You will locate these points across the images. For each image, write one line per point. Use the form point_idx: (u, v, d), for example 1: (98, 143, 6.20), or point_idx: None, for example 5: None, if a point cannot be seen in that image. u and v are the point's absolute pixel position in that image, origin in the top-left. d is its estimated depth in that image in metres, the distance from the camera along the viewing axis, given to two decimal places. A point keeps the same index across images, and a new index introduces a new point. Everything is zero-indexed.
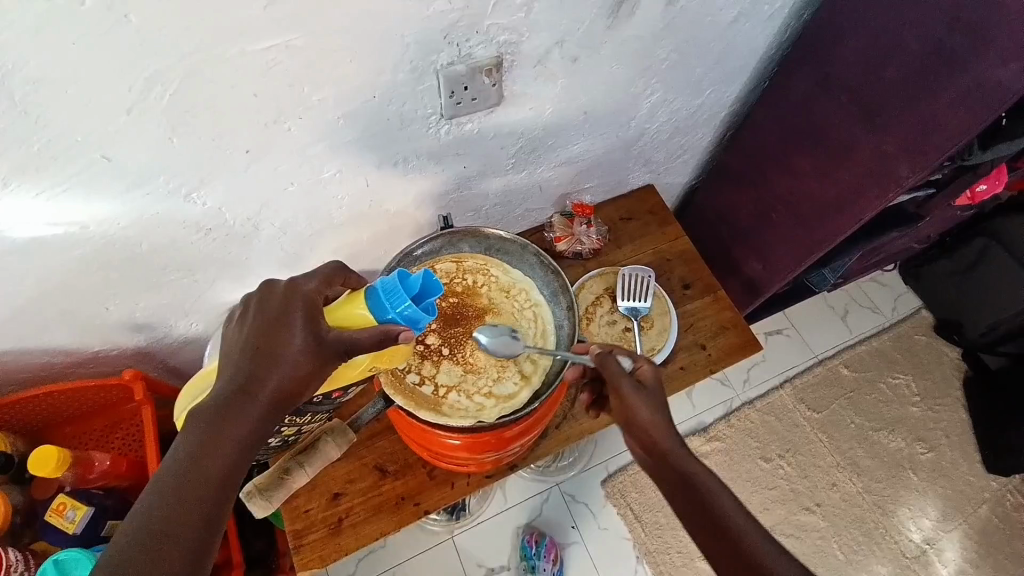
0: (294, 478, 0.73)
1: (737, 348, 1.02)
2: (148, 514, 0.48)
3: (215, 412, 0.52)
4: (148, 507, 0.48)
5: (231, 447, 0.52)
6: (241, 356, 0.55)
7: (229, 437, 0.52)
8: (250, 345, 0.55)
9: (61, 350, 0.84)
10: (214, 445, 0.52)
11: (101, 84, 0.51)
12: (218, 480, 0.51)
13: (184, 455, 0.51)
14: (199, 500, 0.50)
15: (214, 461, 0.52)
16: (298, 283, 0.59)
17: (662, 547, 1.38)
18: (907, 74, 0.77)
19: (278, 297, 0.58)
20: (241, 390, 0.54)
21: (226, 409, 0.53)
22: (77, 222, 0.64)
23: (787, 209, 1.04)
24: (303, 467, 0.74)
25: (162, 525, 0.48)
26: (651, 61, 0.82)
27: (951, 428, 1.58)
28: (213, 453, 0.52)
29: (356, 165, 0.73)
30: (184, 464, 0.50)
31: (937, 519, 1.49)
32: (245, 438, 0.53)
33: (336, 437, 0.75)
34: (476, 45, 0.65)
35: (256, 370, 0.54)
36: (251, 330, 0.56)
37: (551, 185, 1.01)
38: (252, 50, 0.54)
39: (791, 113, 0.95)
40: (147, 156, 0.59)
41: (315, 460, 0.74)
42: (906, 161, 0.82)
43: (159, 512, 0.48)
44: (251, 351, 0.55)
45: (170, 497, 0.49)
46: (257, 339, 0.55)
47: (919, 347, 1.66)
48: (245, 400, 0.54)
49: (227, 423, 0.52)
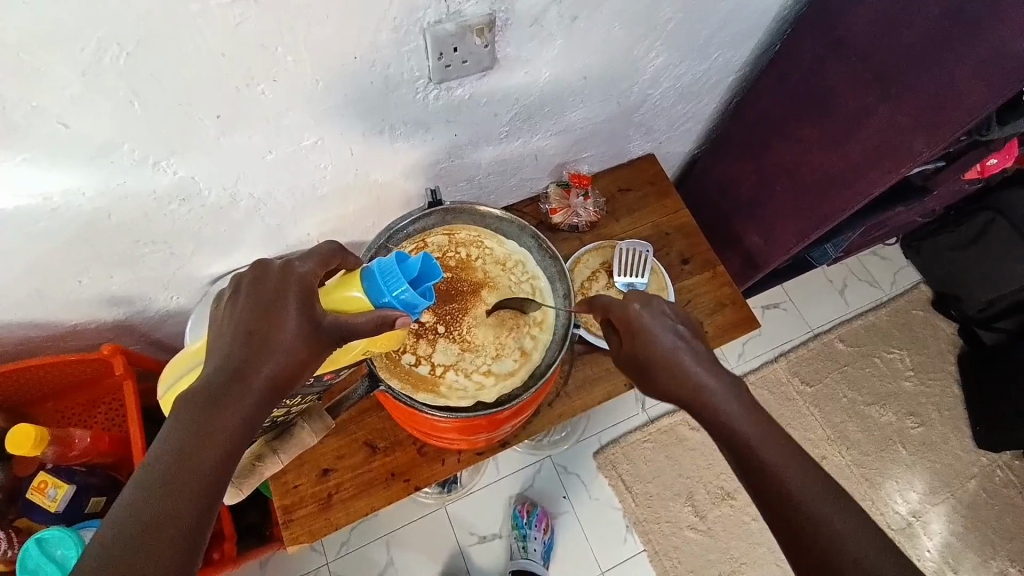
0: (265, 465, 0.70)
1: (736, 326, 1.00)
2: (139, 508, 0.44)
3: (205, 399, 0.49)
4: (136, 501, 0.45)
5: (226, 439, 0.49)
6: (232, 340, 0.52)
7: (222, 428, 0.49)
8: (243, 329, 0.52)
9: (35, 324, 0.80)
10: (207, 436, 0.48)
11: (45, 44, 0.46)
12: (212, 473, 0.47)
13: (172, 446, 0.47)
14: (191, 495, 0.46)
15: (206, 452, 0.48)
16: (292, 266, 0.57)
17: (652, 516, 1.40)
18: (927, 40, 0.72)
19: (272, 279, 0.55)
20: (232, 378, 0.51)
21: (217, 398, 0.49)
22: (40, 195, 0.60)
23: (791, 182, 1.00)
24: (276, 454, 0.71)
25: (154, 519, 0.44)
26: (656, 21, 0.76)
27: (942, 403, 1.59)
28: (204, 446, 0.48)
29: (339, 132, 0.68)
30: (172, 458, 0.46)
31: (924, 492, 1.51)
32: (238, 428, 0.49)
33: (312, 423, 0.72)
34: (466, 1, 0.59)
35: (249, 358, 0.51)
36: (244, 313, 0.53)
37: (548, 154, 0.96)
38: (216, 6, 0.49)
39: (799, 80, 0.90)
40: (109, 125, 0.55)
41: (289, 447, 0.71)
42: (921, 135, 0.78)
43: (146, 507, 0.44)
44: (243, 337, 0.52)
45: (157, 490, 0.45)
46: (249, 324, 0.53)
47: (916, 321, 1.65)
48: (241, 388, 0.50)
49: (219, 413, 0.49)
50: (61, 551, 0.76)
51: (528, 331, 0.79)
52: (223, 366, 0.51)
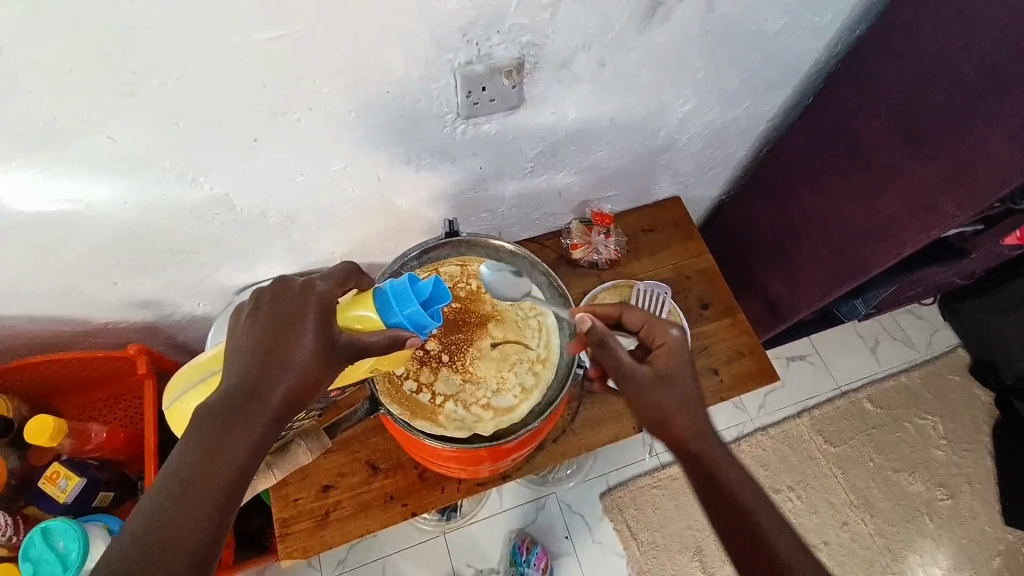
0: (257, 478, 0.73)
1: (753, 376, 0.98)
2: (157, 519, 0.47)
3: (220, 416, 0.51)
4: (154, 512, 0.47)
5: (238, 454, 0.51)
6: (250, 356, 0.54)
7: (237, 443, 0.51)
8: (261, 347, 0.54)
9: (70, 319, 0.85)
10: (222, 451, 0.50)
11: (102, 67, 0.50)
12: (226, 485, 0.50)
13: (188, 460, 0.49)
14: (209, 503, 0.49)
15: (222, 468, 0.50)
16: (312, 283, 0.58)
17: (656, 567, 1.35)
18: (964, 107, 0.71)
19: (294, 293, 0.57)
20: (247, 396, 0.52)
21: (235, 415, 0.51)
22: (83, 201, 0.64)
23: (818, 236, 0.99)
24: (269, 469, 0.73)
25: (172, 529, 0.47)
26: (685, 70, 0.78)
27: (976, 476, 1.50)
28: (220, 461, 0.50)
29: (366, 158, 0.71)
30: (188, 473, 0.49)
31: (948, 569, 1.42)
32: (251, 446, 0.52)
33: (309, 442, 0.75)
34: (496, 45, 0.62)
35: (264, 376, 0.53)
36: (263, 329, 0.55)
37: (572, 190, 0.98)
38: (258, 39, 0.52)
39: (832, 134, 0.89)
40: (154, 141, 0.59)
41: (283, 463, 0.73)
42: (953, 199, 0.76)
43: (165, 519, 0.47)
44: (260, 355, 0.54)
45: (176, 498, 0.48)
46: (266, 342, 0.54)
47: (952, 387, 1.57)
48: (257, 405, 0.52)
49: (236, 429, 0.51)
50: (64, 543, 0.78)
51: (531, 368, 0.79)
52: (240, 384, 0.52)
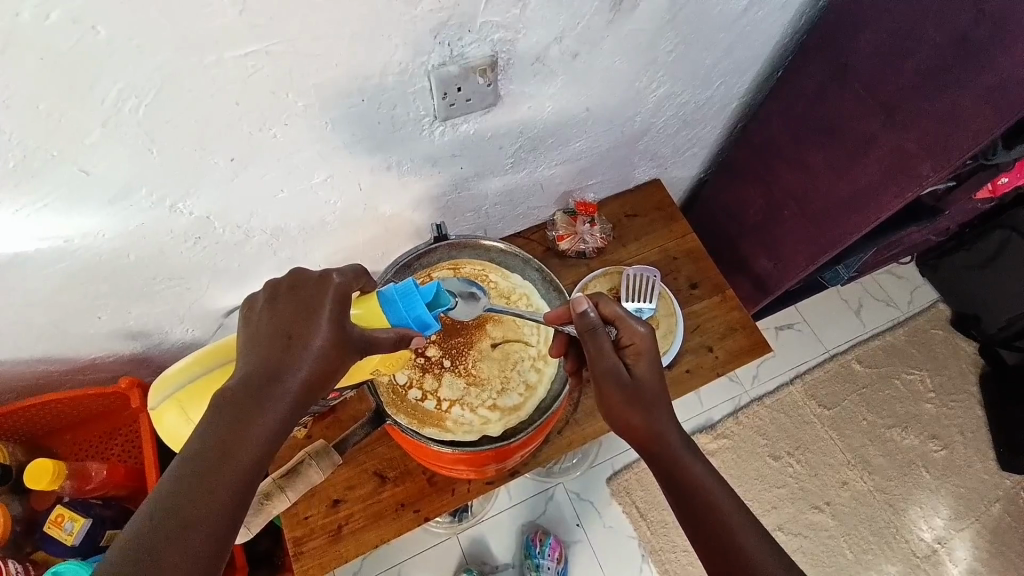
0: (273, 503, 0.75)
1: (747, 350, 0.99)
2: (180, 494, 0.46)
3: (241, 397, 0.50)
4: (173, 495, 0.45)
5: (258, 438, 0.50)
6: (272, 342, 0.53)
7: (258, 427, 0.50)
8: (281, 333, 0.54)
9: (58, 357, 0.83)
10: (239, 430, 0.49)
11: (70, 99, 0.49)
12: (244, 473, 0.48)
13: (207, 445, 0.48)
14: (225, 495, 0.47)
15: (239, 457, 0.48)
16: (330, 275, 0.58)
17: (668, 545, 1.37)
18: (930, 69, 0.73)
19: (311, 287, 0.57)
20: (267, 379, 0.51)
21: (257, 398, 0.50)
22: (62, 237, 0.62)
23: (799, 206, 1.01)
24: (283, 492, 0.75)
25: (190, 509, 0.45)
26: (655, 54, 0.78)
27: (966, 425, 1.55)
28: (240, 442, 0.49)
29: (348, 168, 0.70)
30: (210, 452, 0.48)
31: (948, 518, 1.47)
32: (269, 431, 0.50)
33: (319, 461, 0.77)
34: (468, 44, 0.62)
35: (285, 360, 0.52)
36: (283, 316, 0.55)
37: (555, 183, 0.98)
38: (231, 57, 0.51)
39: (805, 106, 0.90)
40: (130, 168, 0.57)
41: (297, 484, 0.76)
42: (928, 160, 0.78)
43: (187, 498, 0.45)
44: (281, 342, 0.53)
45: (191, 488, 0.46)
46: (287, 327, 0.54)
47: (935, 341, 1.62)
48: (278, 388, 0.51)
49: (256, 412, 0.50)
50: None
51: (534, 365, 0.80)
52: (255, 372, 0.52)
